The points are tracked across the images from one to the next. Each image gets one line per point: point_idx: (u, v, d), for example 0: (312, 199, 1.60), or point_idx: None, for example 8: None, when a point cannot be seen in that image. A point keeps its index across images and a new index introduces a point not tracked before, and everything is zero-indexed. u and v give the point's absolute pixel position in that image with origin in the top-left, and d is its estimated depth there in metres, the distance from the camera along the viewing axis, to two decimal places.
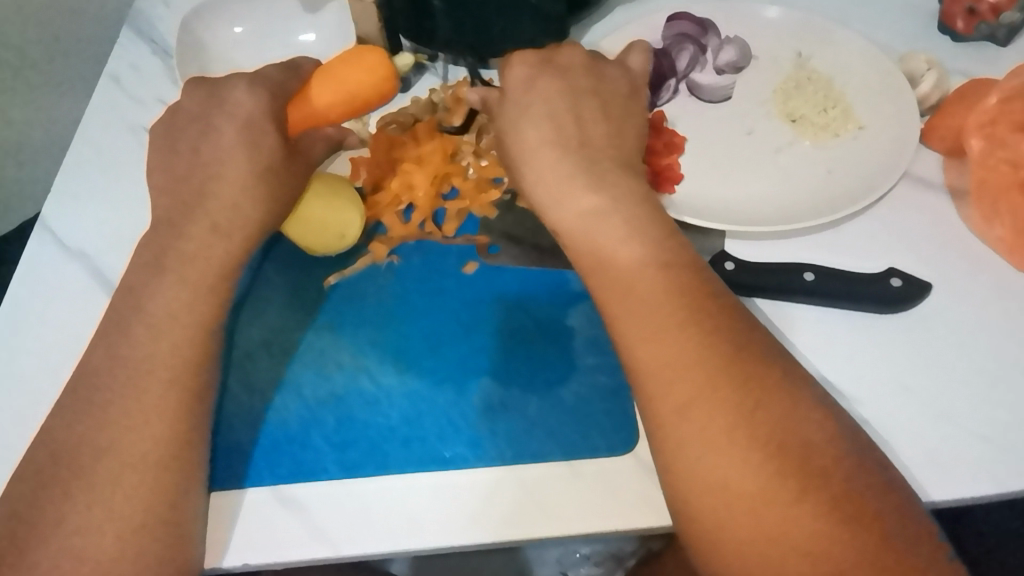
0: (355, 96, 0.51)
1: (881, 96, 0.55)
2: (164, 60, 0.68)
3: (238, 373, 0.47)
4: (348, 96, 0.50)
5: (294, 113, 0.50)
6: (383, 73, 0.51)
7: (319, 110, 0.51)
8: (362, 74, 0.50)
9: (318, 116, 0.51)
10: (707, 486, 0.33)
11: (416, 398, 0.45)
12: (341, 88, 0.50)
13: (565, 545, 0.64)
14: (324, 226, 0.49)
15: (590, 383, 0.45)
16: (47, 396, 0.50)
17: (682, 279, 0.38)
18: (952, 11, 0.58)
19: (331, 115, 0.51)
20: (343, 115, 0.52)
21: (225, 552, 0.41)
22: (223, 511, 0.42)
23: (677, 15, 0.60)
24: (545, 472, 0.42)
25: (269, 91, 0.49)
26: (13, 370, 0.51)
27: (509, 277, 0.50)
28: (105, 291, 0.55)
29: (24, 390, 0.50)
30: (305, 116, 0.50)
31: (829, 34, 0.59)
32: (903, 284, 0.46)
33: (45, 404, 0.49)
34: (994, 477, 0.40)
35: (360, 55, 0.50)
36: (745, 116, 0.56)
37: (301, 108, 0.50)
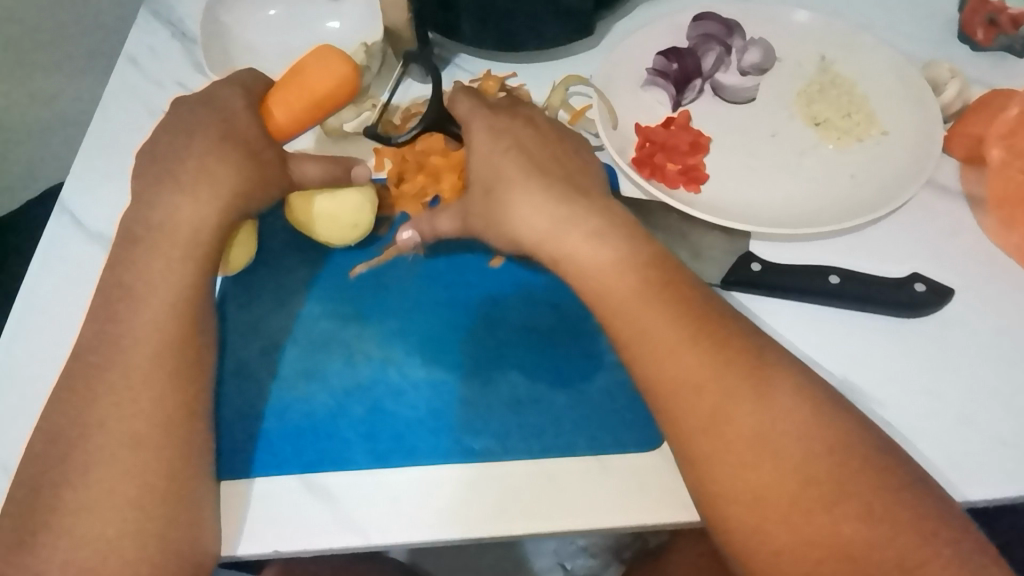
0: (320, 93, 0.49)
1: (903, 102, 0.56)
2: (185, 45, 0.68)
3: (264, 361, 0.47)
4: (313, 94, 0.49)
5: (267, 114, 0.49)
6: (345, 66, 0.50)
7: (286, 108, 0.49)
8: (327, 76, 0.50)
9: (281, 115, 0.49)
10: (727, 491, 0.34)
11: (441, 389, 0.45)
12: (305, 89, 0.49)
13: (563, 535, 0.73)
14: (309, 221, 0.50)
15: (616, 379, 0.45)
16: (55, 355, 0.51)
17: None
18: (971, 21, 0.59)
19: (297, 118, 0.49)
20: (311, 117, 0.50)
21: (241, 540, 0.42)
22: (235, 498, 0.43)
23: (701, 16, 0.62)
24: (572, 465, 0.42)
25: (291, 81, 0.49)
26: (21, 338, 0.51)
27: (534, 272, 0.50)
28: (99, 242, 0.56)
29: (30, 356, 0.51)
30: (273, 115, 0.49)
31: (850, 40, 0.60)
32: (926, 290, 0.47)
33: (54, 360, 0.50)
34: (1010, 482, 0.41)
35: (327, 55, 0.50)
36: (768, 119, 0.57)
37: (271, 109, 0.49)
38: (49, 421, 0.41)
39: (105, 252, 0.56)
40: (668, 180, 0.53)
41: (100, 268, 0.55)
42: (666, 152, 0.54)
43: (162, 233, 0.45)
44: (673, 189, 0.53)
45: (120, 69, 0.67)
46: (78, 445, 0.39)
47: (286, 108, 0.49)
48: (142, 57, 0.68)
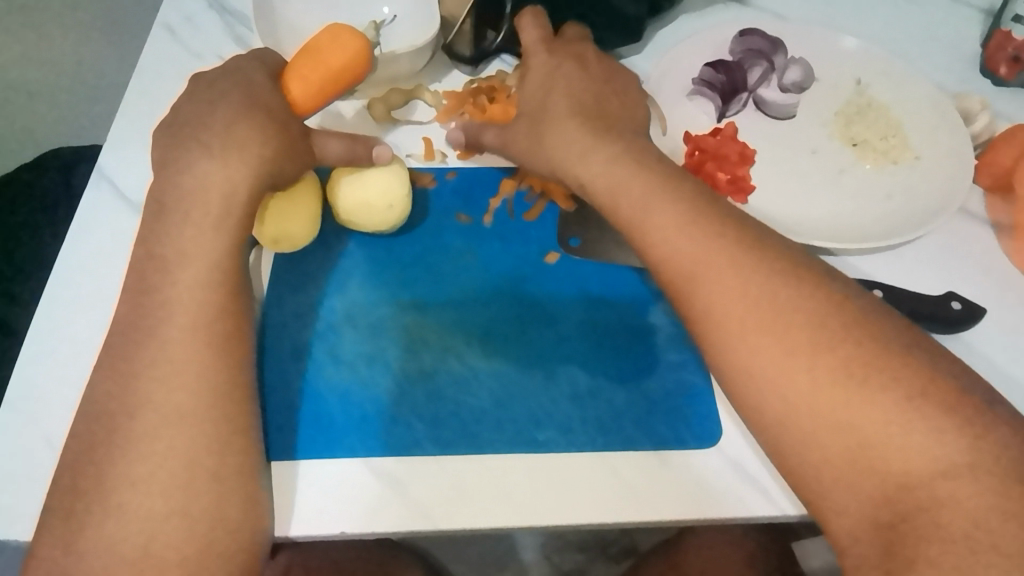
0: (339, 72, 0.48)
1: (936, 129, 0.59)
2: (225, 18, 0.67)
3: (323, 344, 0.47)
4: (332, 74, 0.48)
5: (290, 91, 0.47)
6: (357, 41, 0.48)
7: (306, 88, 0.47)
8: (345, 57, 0.48)
9: (298, 93, 0.47)
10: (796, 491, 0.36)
11: (504, 380, 0.46)
12: (324, 68, 0.47)
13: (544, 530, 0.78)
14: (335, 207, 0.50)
15: (673, 377, 0.47)
16: (96, 326, 0.50)
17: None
18: (996, 56, 0.63)
19: (317, 98, 0.48)
20: (327, 96, 0.49)
21: (292, 521, 0.42)
22: (285, 479, 0.43)
23: (747, 31, 0.64)
24: (634, 458, 0.44)
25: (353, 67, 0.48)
26: (63, 308, 0.50)
27: (590, 271, 0.51)
28: (130, 206, 0.55)
29: (71, 326, 0.49)
30: (294, 93, 0.47)
31: (884, 66, 0.63)
32: (962, 308, 0.50)
33: (96, 330, 0.49)
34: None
35: (344, 33, 0.48)
36: (810, 136, 0.60)
37: (292, 86, 0.47)
38: (110, 391, 0.39)
39: (135, 214, 0.55)
40: (718, 189, 0.55)
41: (129, 229, 0.54)
42: (717, 161, 0.56)
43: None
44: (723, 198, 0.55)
45: (154, 35, 0.65)
46: (141, 418, 0.39)
47: (307, 89, 0.47)
48: (178, 26, 0.66)
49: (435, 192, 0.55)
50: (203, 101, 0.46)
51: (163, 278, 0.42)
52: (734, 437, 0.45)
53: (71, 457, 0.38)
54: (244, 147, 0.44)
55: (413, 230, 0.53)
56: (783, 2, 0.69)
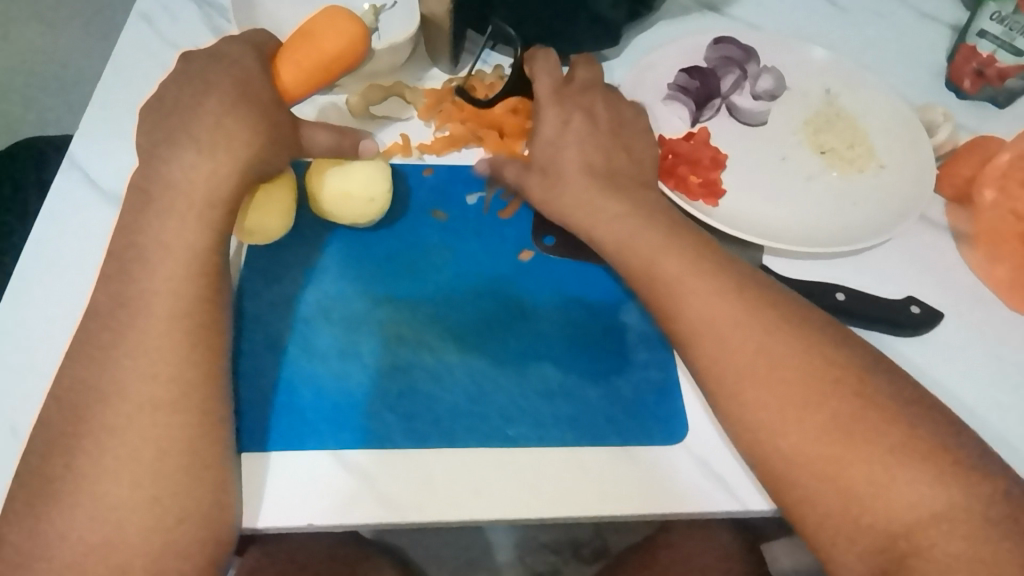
0: (332, 60, 0.48)
1: (901, 139, 0.61)
2: (203, 9, 0.66)
3: (295, 336, 0.47)
4: (324, 61, 0.48)
5: (285, 75, 0.48)
6: (354, 31, 0.48)
7: (298, 75, 0.48)
8: (340, 45, 0.48)
9: (286, 77, 0.47)
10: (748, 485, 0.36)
11: (475, 375, 0.46)
12: (319, 57, 0.48)
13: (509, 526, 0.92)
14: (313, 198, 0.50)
15: (642, 375, 0.47)
16: (67, 318, 0.49)
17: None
18: (961, 70, 0.65)
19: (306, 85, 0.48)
20: (319, 83, 0.49)
21: (261, 513, 0.42)
22: (251, 471, 0.43)
23: (722, 39, 0.65)
24: (604, 454, 0.44)
25: (345, 58, 0.49)
26: (32, 297, 0.50)
27: (564, 270, 0.52)
28: (108, 199, 0.55)
29: (39, 317, 0.49)
30: (287, 78, 0.48)
31: (853, 77, 0.65)
32: (920, 311, 0.51)
33: (68, 322, 0.49)
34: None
35: (340, 21, 0.48)
36: (780, 143, 0.61)
37: (286, 70, 0.48)
38: (85, 380, 0.39)
39: (113, 207, 0.54)
40: (690, 193, 0.56)
41: (100, 219, 0.54)
42: (690, 165, 0.58)
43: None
44: (695, 201, 0.56)
45: (131, 25, 0.65)
46: (102, 407, 0.38)
47: (301, 74, 0.48)
48: (155, 16, 0.65)
49: (413, 187, 0.56)
50: (180, 92, 0.46)
51: (140, 269, 0.42)
52: (700, 435, 0.46)
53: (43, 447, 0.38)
54: (221, 138, 0.44)
55: (390, 226, 0.53)
56: (756, 12, 0.71)
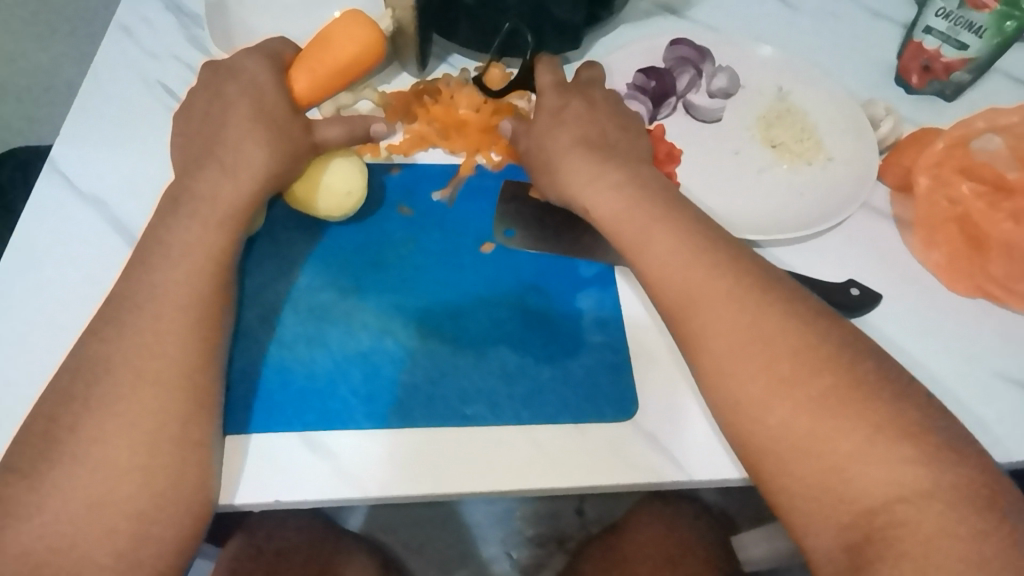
0: (348, 65, 0.53)
1: (847, 132, 0.63)
2: (181, 19, 0.69)
3: (266, 326, 0.50)
4: (342, 67, 0.53)
5: (301, 82, 0.52)
6: (367, 37, 0.53)
7: (315, 82, 0.52)
8: (354, 50, 0.53)
9: (303, 84, 0.52)
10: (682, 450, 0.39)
11: (436, 359, 0.49)
12: (336, 64, 0.52)
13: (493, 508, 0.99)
14: (313, 191, 0.51)
15: (596, 358, 0.50)
16: (64, 334, 0.51)
17: (702, 266, 0.44)
18: (909, 66, 0.68)
19: (320, 91, 0.53)
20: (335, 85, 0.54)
21: (232, 491, 0.44)
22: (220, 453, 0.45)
23: (677, 40, 0.67)
24: (558, 431, 0.47)
25: (356, 63, 0.53)
26: (17, 297, 0.52)
27: (523, 261, 0.54)
28: (126, 239, 0.56)
29: (23, 315, 0.51)
30: (303, 84, 0.52)
31: (804, 74, 0.68)
32: (860, 293, 0.54)
33: (63, 335, 0.51)
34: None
35: (353, 27, 0.53)
36: (732, 138, 0.64)
37: (302, 76, 0.52)
38: (73, 365, 0.42)
39: (128, 248, 0.55)
40: None
41: (82, 221, 0.56)
42: None
43: (191, 199, 0.48)
44: None
45: (112, 36, 0.67)
46: (78, 392, 0.41)
47: (319, 79, 0.52)
48: (135, 27, 0.68)
49: (383, 184, 0.58)
50: None
51: None
52: (651, 412, 0.48)
53: (25, 428, 0.40)
54: None
55: (357, 221, 0.56)
56: (715, 14, 0.74)
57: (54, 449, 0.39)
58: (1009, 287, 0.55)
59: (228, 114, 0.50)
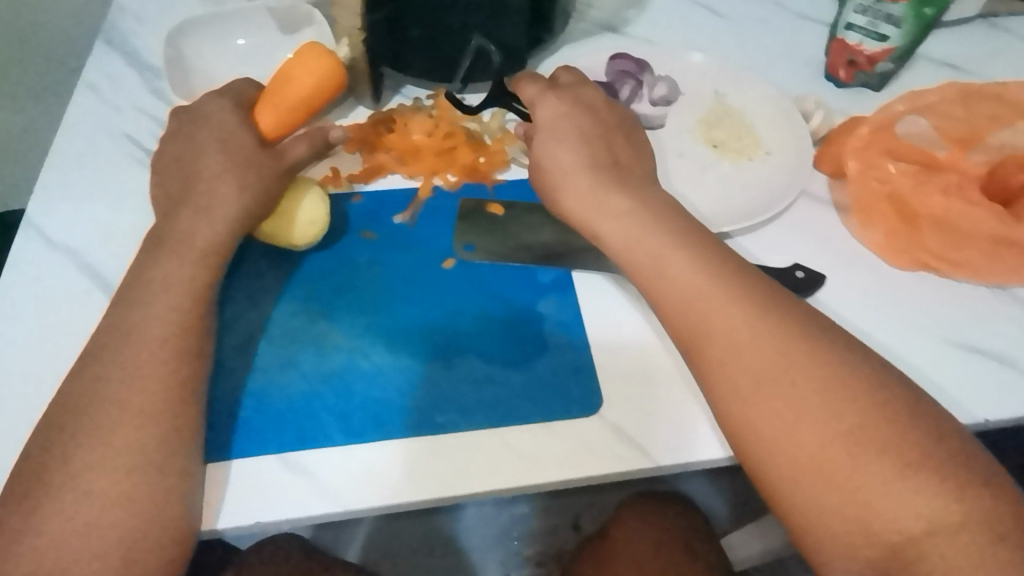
0: (308, 98, 0.55)
1: (782, 127, 0.67)
2: (143, 73, 0.72)
3: (238, 355, 0.51)
4: (303, 101, 0.55)
5: (266, 122, 0.55)
6: (322, 67, 0.55)
7: (280, 118, 0.56)
8: (309, 82, 0.55)
9: (269, 123, 0.55)
10: None
11: (407, 372, 0.51)
12: (297, 98, 0.55)
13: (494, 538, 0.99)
14: (289, 219, 0.53)
15: (560, 358, 0.52)
16: (45, 383, 0.52)
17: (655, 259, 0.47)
18: (836, 62, 0.72)
19: (286, 126, 0.56)
20: (300, 118, 0.57)
21: (215, 517, 0.45)
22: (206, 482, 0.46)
23: (618, 54, 0.71)
24: (527, 431, 0.49)
25: (315, 93, 0.55)
26: None
27: (484, 272, 0.57)
28: (103, 288, 0.57)
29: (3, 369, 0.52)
30: (269, 123, 0.55)
31: (738, 76, 0.72)
32: (805, 276, 0.57)
33: (44, 384, 0.52)
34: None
35: (307, 59, 0.55)
36: (675, 141, 0.68)
37: (268, 115, 0.55)
38: (57, 406, 0.43)
39: (105, 296, 0.57)
40: None
41: (57, 273, 0.58)
42: None
43: (162, 239, 0.50)
44: None
45: (78, 94, 0.70)
46: (62, 432, 0.42)
47: (283, 116, 0.56)
48: (101, 85, 0.71)
49: (346, 212, 0.61)
50: None
51: None
52: (616, 404, 0.50)
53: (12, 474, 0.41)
54: None
55: (322, 248, 0.58)
56: (651, 29, 0.78)
57: (47, 489, 0.41)
58: (944, 257, 0.58)
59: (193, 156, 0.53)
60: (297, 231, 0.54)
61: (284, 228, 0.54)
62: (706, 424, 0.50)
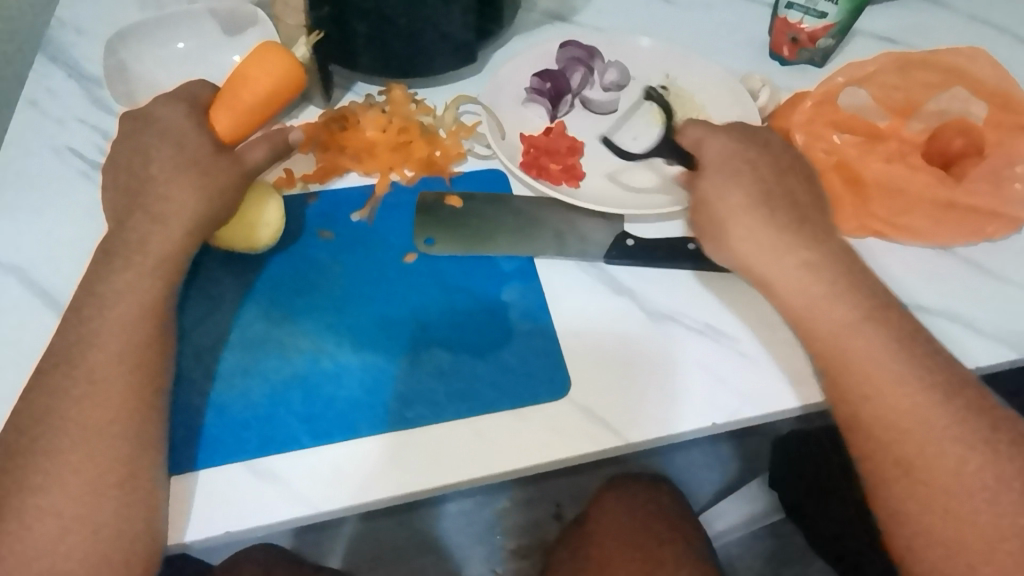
0: (268, 98, 0.53)
1: (731, 106, 0.68)
2: (84, 84, 0.69)
3: (196, 365, 0.50)
4: (262, 100, 0.53)
5: (223, 122, 0.53)
6: (281, 64, 0.52)
7: (238, 119, 0.53)
8: (268, 81, 0.52)
9: (226, 124, 0.53)
10: None
11: (373, 370, 0.50)
12: (256, 98, 0.52)
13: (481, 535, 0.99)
14: (248, 221, 0.52)
15: (526, 345, 0.52)
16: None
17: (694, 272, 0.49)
18: (779, 41, 0.73)
19: (245, 127, 0.53)
20: (260, 119, 0.54)
21: (183, 531, 0.44)
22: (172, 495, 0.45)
23: (567, 42, 0.71)
24: (497, 419, 0.49)
25: (275, 94, 0.53)
26: None
27: (445, 265, 0.56)
28: (52, 307, 0.55)
29: None
30: (226, 124, 0.53)
31: (687, 58, 0.73)
32: None
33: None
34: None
35: (264, 57, 0.52)
36: (628, 125, 0.68)
37: (224, 116, 0.53)
38: (12, 431, 0.42)
39: (55, 315, 0.54)
40: (554, 178, 0.62)
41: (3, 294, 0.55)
42: (550, 155, 0.63)
43: (112, 251, 0.48)
44: (560, 185, 0.62)
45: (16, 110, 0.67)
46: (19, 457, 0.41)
47: (241, 116, 0.53)
48: (41, 99, 0.68)
49: (301, 213, 0.59)
50: None
51: None
52: (584, 387, 0.50)
53: None
54: None
55: (279, 250, 0.56)
56: (600, 16, 0.79)
57: (11, 515, 0.39)
58: (893, 222, 0.60)
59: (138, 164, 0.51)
60: (256, 233, 0.53)
61: (243, 232, 0.52)
62: (673, 400, 0.50)
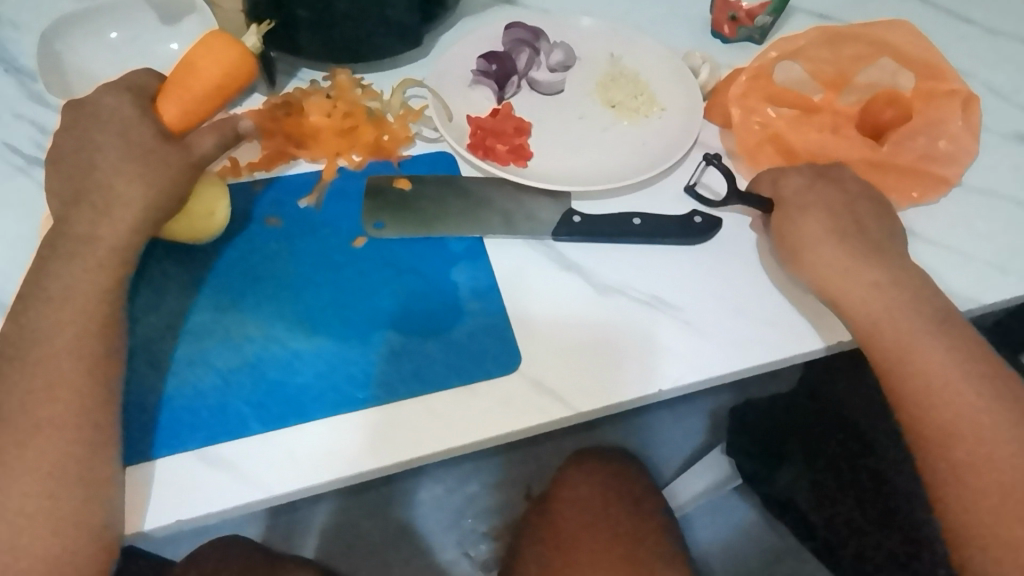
0: (218, 87, 0.51)
1: (674, 83, 0.70)
2: (17, 78, 0.67)
3: (145, 356, 0.49)
4: (212, 89, 0.51)
5: (171, 112, 0.51)
6: (231, 53, 0.51)
7: (187, 109, 0.52)
8: (218, 70, 0.51)
9: (174, 113, 0.51)
10: None
11: (324, 353, 0.50)
12: (206, 87, 0.51)
13: (456, 519, 1.00)
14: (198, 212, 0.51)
15: (476, 322, 0.53)
16: None
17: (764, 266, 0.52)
18: (719, 19, 0.75)
19: (194, 117, 0.52)
20: (211, 109, 0.53)
21: (139, 521, 0.44)
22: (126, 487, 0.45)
23: (513, 23, 0.72)
24: (449, 396, 0.50)
25: (225, 82, 0.52)
26: None
27: (394, 247, 0.56)
28: None
29: None
30: (174, 114, 0.51)
31: (630, 38, 0.74)
32: (702, 221, 0.59)
33: None
34: (802, 341, 0.54)
35: (214, 45, 0.51)
36: (575, 105, 0.69)
37: (172, 105, 0.51)
38: None
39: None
40: (501, 159, 0.63)
41: None
42: (497, 136, 0.64)
43: (55, 245, 0.47)
44: (507, 166, 0.62)
45: None
46: None
47: (191, 106, 0.52)
48: None
49: (248, 200, 0.59)
50: None
51: None
52: (536, 361, 0.52)
53: None
54: None
55: (226, 239, 0.56)
56: None
57: None
58: None
59: (76, 156, 0.50)
60: (204, 221, 0.52)
61: (194, 221, 0.52)
62: (622, 369, 0.52)
